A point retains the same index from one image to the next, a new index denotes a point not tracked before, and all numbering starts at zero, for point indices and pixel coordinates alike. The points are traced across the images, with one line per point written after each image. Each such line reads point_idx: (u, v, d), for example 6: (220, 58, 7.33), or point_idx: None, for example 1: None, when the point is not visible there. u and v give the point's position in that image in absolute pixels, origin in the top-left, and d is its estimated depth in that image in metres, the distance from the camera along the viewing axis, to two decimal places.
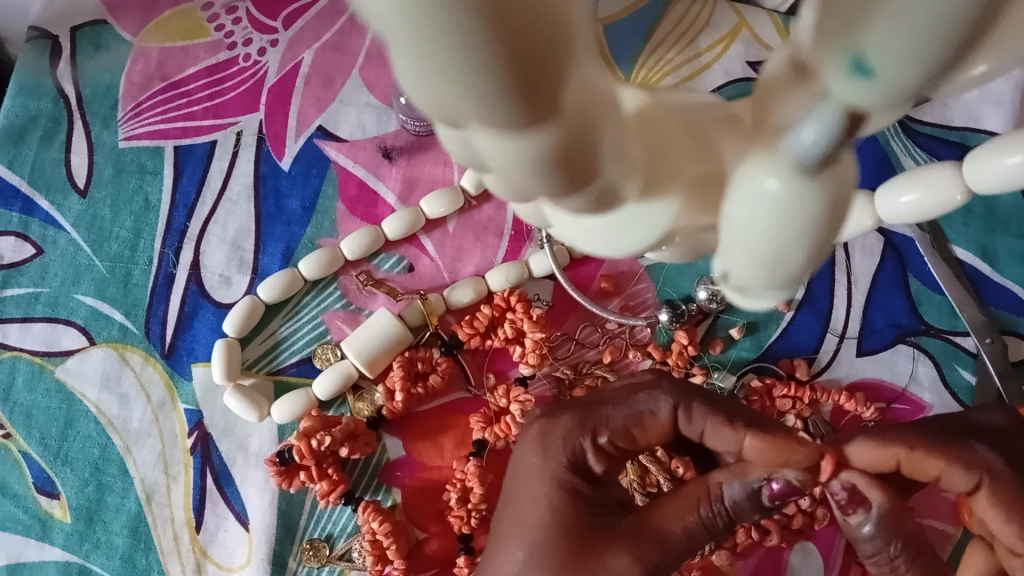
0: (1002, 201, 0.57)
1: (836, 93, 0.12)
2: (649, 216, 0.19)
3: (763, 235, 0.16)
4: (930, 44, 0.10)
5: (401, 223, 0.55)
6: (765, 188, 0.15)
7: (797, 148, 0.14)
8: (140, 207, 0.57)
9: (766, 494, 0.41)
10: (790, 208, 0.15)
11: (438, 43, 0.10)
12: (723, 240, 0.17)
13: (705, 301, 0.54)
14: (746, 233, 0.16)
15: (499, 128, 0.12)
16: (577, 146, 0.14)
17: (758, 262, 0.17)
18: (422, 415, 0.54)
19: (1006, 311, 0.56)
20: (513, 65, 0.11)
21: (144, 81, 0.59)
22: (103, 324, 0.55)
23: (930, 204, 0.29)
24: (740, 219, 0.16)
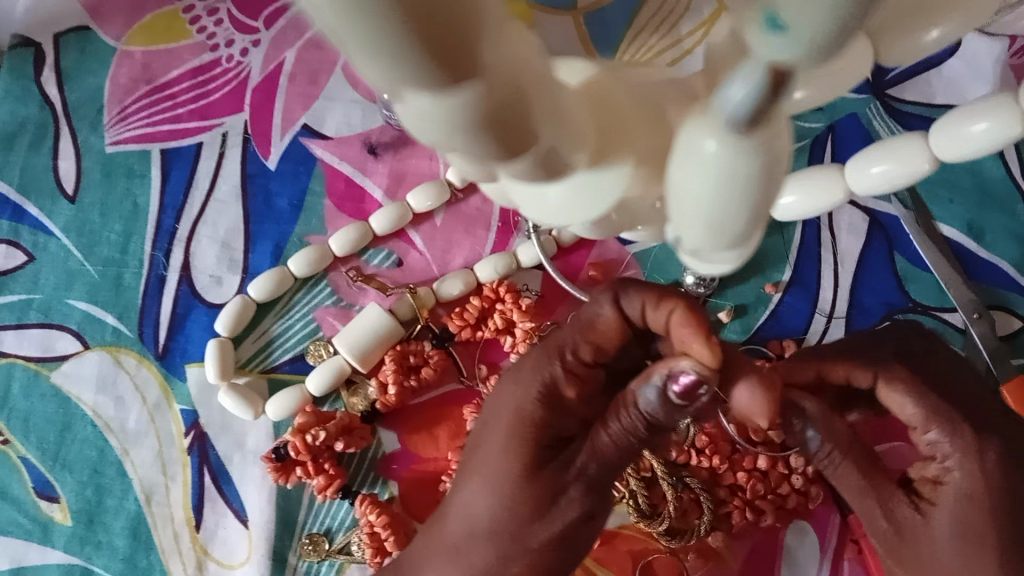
0: (987, 177, 0.58)
1: (760, 53, 0.13)
2: (603, 180, 0.20)
3: (709, 198, 0.17)
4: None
5: (388, 217, 0.55)
6: (705, 149, 0.16)
7: (729, 110, 0.15)
8: (130, 210, 0.57)
9: (672, 393, 0.33)
10: (727, 171, 0.16)
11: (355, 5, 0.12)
12: (672, 205, 0.18)
13: (693, 286, 0.55)
14: (693, 198, 0.17)
15: (419, 85, 0.13)
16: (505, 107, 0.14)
17: (705, 225, 0.17)
18: (415, 408, 0.54)
19: (997, 286, 0.56)
20: (429, 24, 0.12)
21: (129, 84, 0.59)
22: (97, 328, 0.55)
23: (899, 176, 0.31)
24: (686, 185, 0.17)
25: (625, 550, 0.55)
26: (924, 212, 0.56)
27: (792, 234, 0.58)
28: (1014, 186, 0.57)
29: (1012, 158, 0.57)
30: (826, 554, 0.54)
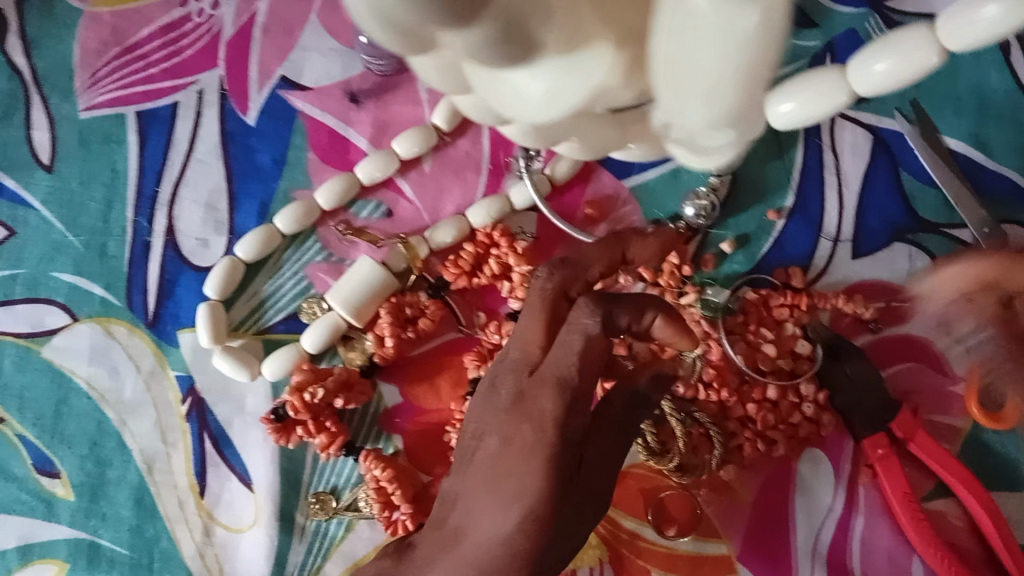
0: (992, 88, 0.55)
1: None
2: (588, 62, 0.23)
3: (701, 59, 0.21)
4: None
5: (374, 167, 0.53)
6: (697, 9, 0.20)
7: None
8: (109, 176, 0.56)
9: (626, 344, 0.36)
10: (724, 20, 0.20)
11: None
12: (675, 74, 0.22)
13: (693, 218, 0.54)
14: (688, 63, 0.21)
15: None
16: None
17: (704, 83, 0.22)
18: (416, 360, 0.53)
19: (1001, 198, 0.54)
20: None
21: (99, 47, 0.57)
22: (85, 299, 0.54)
23: (905, 73, 0.28)
24: (681, 51, 0.21)
25: (637, 488, 0.54)
26: (930, 127, 0.54)
27: (792, 158, 0.56)
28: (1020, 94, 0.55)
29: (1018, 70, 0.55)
30: (840, 479, 0.53)
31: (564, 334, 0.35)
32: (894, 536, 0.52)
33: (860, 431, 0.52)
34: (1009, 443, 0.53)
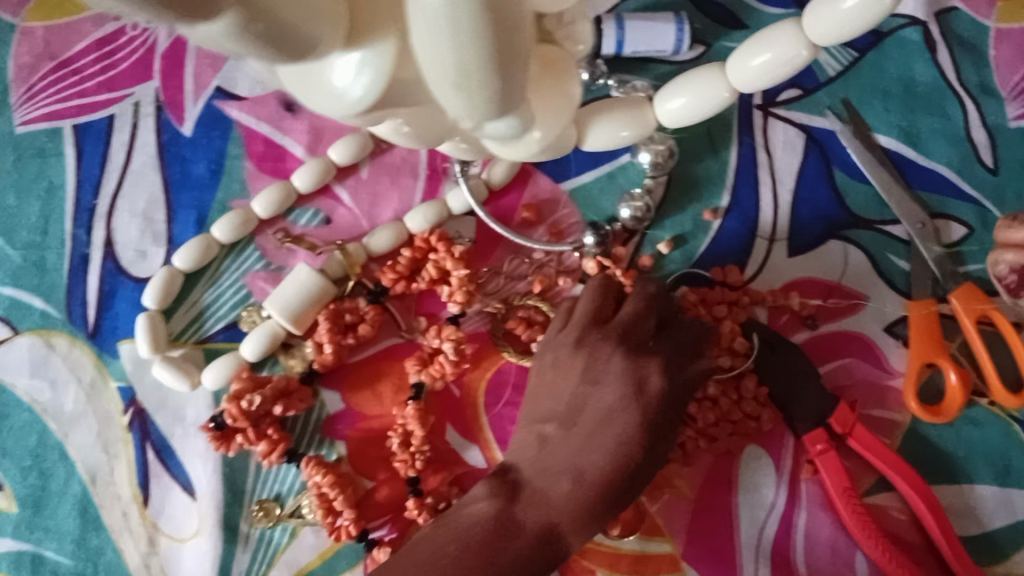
0: (920, 82, 0.57)
1: None
2: (371, 55, 0.22)
3: (448, 51, 0.20)
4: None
5: (310, 174, 0.54)
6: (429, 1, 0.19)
7: None
8: (45, 190, 0.56)
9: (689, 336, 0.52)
10: (454, 7, 0.19)
11: None
12: (422, 70, 0.21)
13: (630, 219, 0.54)
14: (436, 58, 0.20)
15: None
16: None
17: (456, 75, 0.21)
18: (355, 366, 0.53)
19: (932, 193, 0.55)
20: None
21: (34, 62, 0.57)
22: (24, 312, 0.54)
23: (776, 65, 0.34)
24: (427, 46, 0.20)
25: None
26: (861, 125, 0.55)
27: (726, 157, 0.57)
28: (947, 89, 0.56)
29: (943, 65, 0.57)
30: (782, 474, 0.53)
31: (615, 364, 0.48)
32: (834, 529, 0.52)
33: (801, 426, 0.51)
34: (948, 435, 0.52)
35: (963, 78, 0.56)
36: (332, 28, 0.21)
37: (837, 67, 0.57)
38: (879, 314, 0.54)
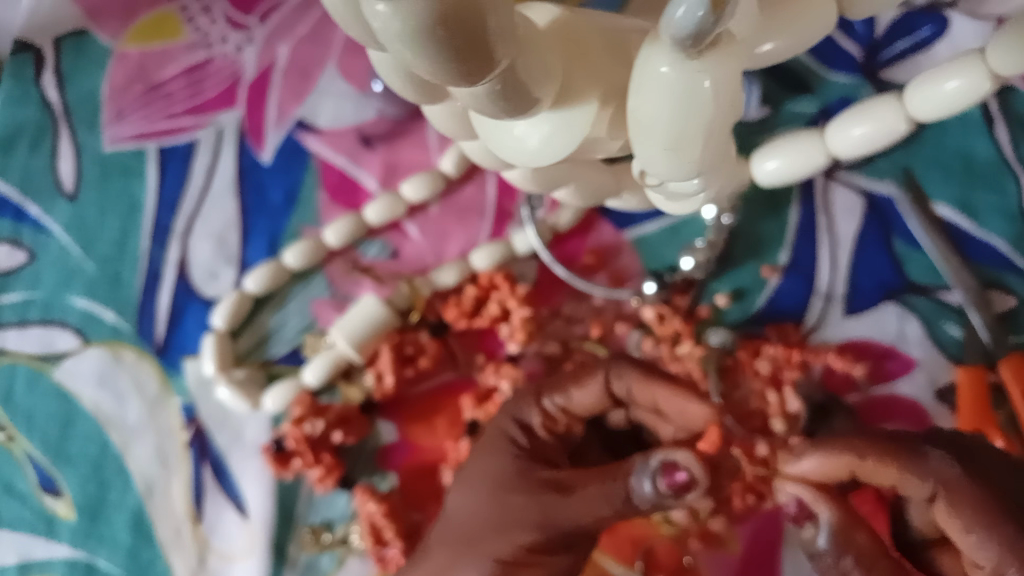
0: (979, 157, 0.57)
1: None
2: (569, 117, 0.29)
3: (660, 115, 0.25)
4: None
5: (382, 209, 0.55)
6: (659, 70, 0.24)
7: (677, 23, 0.22)
8: (126, 208, 0.58)
9: (665, 483, 0.42)
10: (682, 85, 0.25)
11: (425, 42, 0.21)
12: (638, 129, 0.27)
13: (691, 269, 0.55)
14: (647, 117, 0.26)
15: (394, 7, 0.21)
16: (466, 27, 0.21)
17: (668, 135, 0.26)
18: (414, 398, 0.54)
19: (989, 265, 0.56)
20: (452, 32, 0.21)
21: (125, 85, 0.59)
22: (97, 324, 0.56)
23: (874, 137, 0.40)
24: (642, 106, 0.26)
25: (627, 536, 0.54)
26: (919, 196, 0.57)
27: (787, 216, 0.58)
28: (1004, 164, 0.57)
29: (1004, 141, 0.57)
30: None
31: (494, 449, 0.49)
32: None
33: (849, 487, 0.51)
34: None
35: (1021, 155, 0.57)
36: (550, 90, 0.27)
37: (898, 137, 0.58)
38: (930, 381, 0.55)
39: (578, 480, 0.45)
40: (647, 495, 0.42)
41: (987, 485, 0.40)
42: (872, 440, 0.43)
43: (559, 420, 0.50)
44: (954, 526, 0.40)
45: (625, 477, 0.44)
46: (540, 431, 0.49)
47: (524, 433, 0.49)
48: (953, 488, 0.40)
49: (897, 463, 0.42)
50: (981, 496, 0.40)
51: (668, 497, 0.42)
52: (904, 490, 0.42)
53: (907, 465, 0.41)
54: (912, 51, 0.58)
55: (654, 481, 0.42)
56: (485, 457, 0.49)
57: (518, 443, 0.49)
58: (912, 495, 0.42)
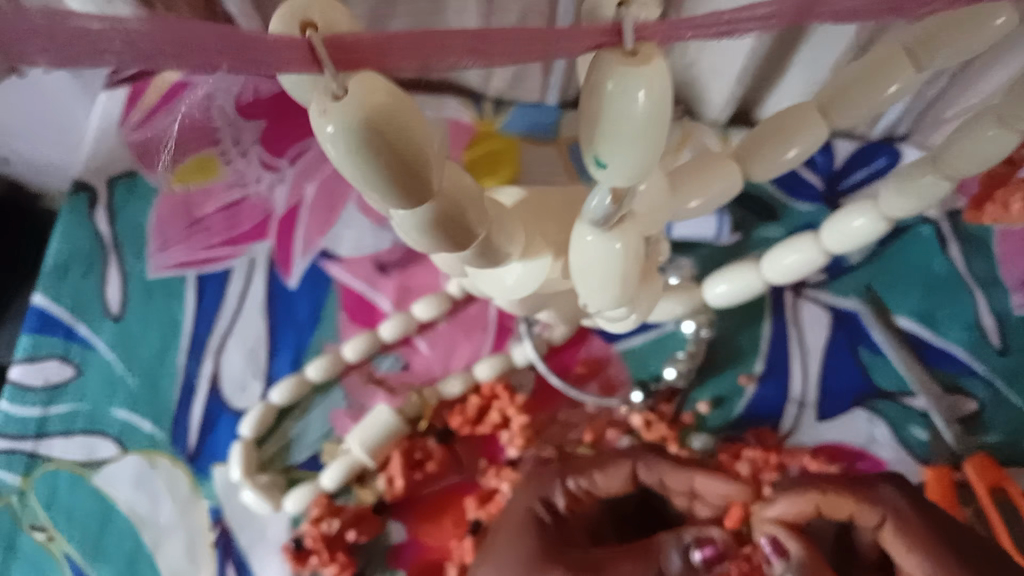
0: (936, 272, 0.64)
1: (603, 180, 0.26)
2: (532, 265, 0.35)
3: (593, 271, 0.31)
4: (634, 148, 0.24)
5: (396, 327, 0.62)
6: (586, 239, 0.30)
7: (595, 208, 0.28)
8: (166, 327, 0.64)
9: (696, 558, 0.51)
10: (604, 250, 0.30)
11: (427, 229, 0.26)
12: (577, 278, 0.32)
13: (675, 380, 0.61)
14: (584, 270, 0.31)
15: (418, 223, 0.25)
16: (461, 213, 0.26)
17: (597, 283, 0.31)
18: (423, 499, 0.59)
19: (951, 371, 0.61)
20: (449, 222, 0.26)
21: (170, 219, 0.67)
22: (136, 433, 0.62)
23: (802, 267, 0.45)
24: (579, 262, 0.31)
25: None
26: (881, 308, 0.64)
27: (761, 329, 0.64)
28: (959, 279, 0.64)
29: (958, 260, 0.64)
30: None
31: (510, 513, 0.54)
32: None
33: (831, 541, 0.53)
34: None
35: (976, 273, 0.63)
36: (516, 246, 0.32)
37: (860, 257, 0.65)
38: None
39: (610, 558, 0.50)
40: (677, 568, 0.50)
41: (931, 519, 0.47)
42: (837, 481, 0.50)
43: (583, 500, 0.55)
44: (907, 557, 0.46)
45: (655, 555, 0.50)
46: (564, 511, 0.54)
47: (548, 511, 0.53)
48: (904, 518, 0.47)
49: (857, 496, 0.49)
50: (928, 528, 0.47)
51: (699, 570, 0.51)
52: (858, 521, 0.49)
53: (866, 498, 0.49)
54: (868, 180, 0.65)
55: (685, 558, 0.51)
56: (506, 543, 0.52)
57: (544, 520, 0.53)
58: (866, 525, 0.49)
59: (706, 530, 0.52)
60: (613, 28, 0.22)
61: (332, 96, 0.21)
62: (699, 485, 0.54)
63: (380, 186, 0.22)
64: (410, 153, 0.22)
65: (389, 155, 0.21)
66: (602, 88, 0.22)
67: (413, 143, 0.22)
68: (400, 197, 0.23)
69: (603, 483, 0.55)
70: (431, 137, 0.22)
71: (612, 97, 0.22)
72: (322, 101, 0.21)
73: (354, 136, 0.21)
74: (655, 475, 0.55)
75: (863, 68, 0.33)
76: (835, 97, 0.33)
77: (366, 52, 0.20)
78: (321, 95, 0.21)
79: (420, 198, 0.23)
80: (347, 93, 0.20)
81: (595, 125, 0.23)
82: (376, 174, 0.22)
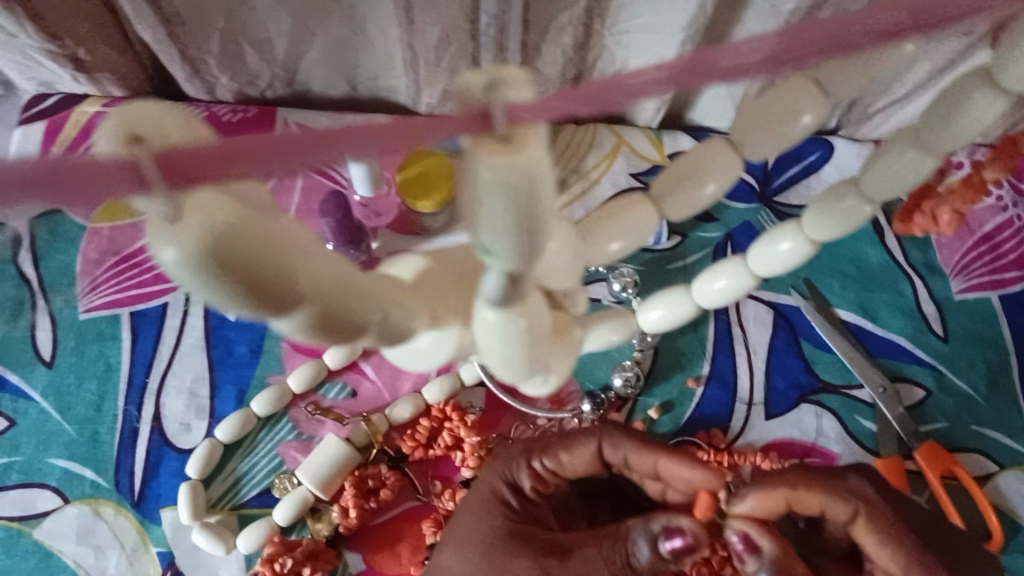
0: (872, 262, 0.65)
1: (495, 266, 0.20)
2: (431, 356, 0.29)
3: (501, 358, 0.25)
4: (511, 233, 0.18)
5: (342, 353, 0.61)
6: (485, 320, 0.23)
7: (488, 291, 0.22)
8: (102, 370, 0.62)
9: (664, 548, 0.48)
10: (505, 332, 0.23)
11: (312, 334, 0.22)
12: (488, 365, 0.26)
13: (621, 387, 0.62)
14: (494, 359, 0.25)
15: (289, 326, 0.22)
16: (350, 315, 0.22)
17: (500, 359, 0.25)
18: (377, 527, 0.58)
19: (891, 359, 0.63)
20: (333, 324, 0.22)
21: (98, 257, 0.65)
22: (76, 482, 0.60)
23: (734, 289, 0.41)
24: (485, 349, 0.25)
25: None
26: (822, 301, 0.64)
27: (705, 331, 0.64)
28: (898, 270, 0.65)
29: (894, 249, 0.66)
30: None
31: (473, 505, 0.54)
32: None
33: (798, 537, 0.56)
34: None
35: (913, 260, 0.65)
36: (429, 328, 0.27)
37: None
38: None
39: (577, 543, 0.51)
40: (645, 555, 0.49)
41: (897, 505, 0.49)
42: (801, 473, 0.51)
43: (548, 479, 0.56)
44: (868, 539, 0.49)
45: (625, 541, 0.50)
46: (530, 492, 0.55)
47: (514, 494, 0.54)
48: (873, 508, 0.49)
49: (824, 488, 0.50)
50: (894, 514, 0.49)
51: (668, 559, 0.49)
52: (829, 513, 0.51)
53: (833, 488, 0.50)
54: (801, 175, 0.66)
55: (653, 544, 0.49)
56: (473, 520, 0.53)
57: (509, 502, 0.54)
58: (837, 517, 0.50)
59: (676, 519, 0.49)
60: (478, 113, 0.17)
61: (165, 218, 0.18)
62: (665, 470, 0.53)
63: (237, 300, 0.19)
64: (266, 261, 0.19)
65: (223, 266, 0.18)
66: (474, 176, 0.17)
67: (266, 251, 0.19)
68: (263, 310, 0.20)
69: (568, 463, 0.55)
70: (288, 238, 0.20)
71: (484, 188, 0.17)
72: (153, 227, 0.18)
73: (197, 259, 0.18)
74: (622, 453, 0.54)
75: (772, 99, 0.30)
76: (745, 129, 0.31)
77: (204, 165, 0.17)
78: (152, 219, 0.18)
79: (287, 306, 0.20)
80: (182, 214, 0.18)
81: (467, 203, 0.18)
82: (230, 290, 0.19)
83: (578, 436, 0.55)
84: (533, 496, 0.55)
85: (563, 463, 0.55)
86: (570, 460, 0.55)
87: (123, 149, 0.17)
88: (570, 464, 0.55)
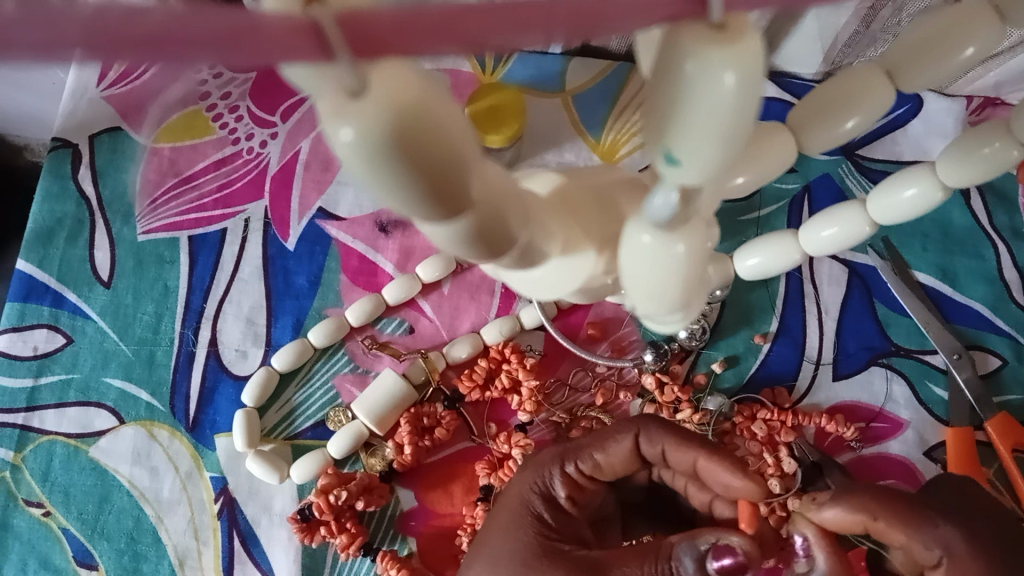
0: (955, 225, 0.62)
1: (671, 177, 0.21)
2: (573, 265, 0.31)
3: (648, 273, 0.27)
4: (718, 143, 0.19)
5: (401, 289, 0.60)
6: (642, 240, 0.26)
7: (654, 211, 0.25)
8: (160, 293, 0.62)
9: (711, 566, 0.44)
10: (660, 252, 0.26)
11: (463, 241, 0.23)
12: (630, 286, 0.28)
13: (687, 339, 0.60)
14: (636, 274, 0.27)
15: (449, 232, 0.22)
16: (499, 221, 0.23)
17: (652, 289, 0.27)
18: (431, 466, 0.58)
19: (970, 326, 0.60)
20: (485, 231, 0.23)
21: (158, 178, 0.64)
22: (132, 403, 0.59)
23: (845, 238, 0.41)
24: (632, 263, 0.27)
25: None
26: (901, 263, 0.61)
27: (775, 288, 0.62)
28: (981, 232, 0.62)
29: (980, 211, 0.62)
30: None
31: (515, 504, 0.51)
32: None
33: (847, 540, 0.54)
34: None
35: (997, 223, 0.62)
36: (554, 245, 0.29)
37: None
38: (919, 439, 0.58)
39: (616, 562, 0.47)
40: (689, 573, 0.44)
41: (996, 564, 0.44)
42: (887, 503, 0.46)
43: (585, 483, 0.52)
44: None
45: (668, 558, 0.46)
46: (565, 502, 0.51)
47: (545, 505, 0.51)
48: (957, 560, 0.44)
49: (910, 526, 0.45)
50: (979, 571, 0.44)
51: None
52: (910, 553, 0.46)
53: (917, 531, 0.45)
54: (887, 129, 0.63)
55: (699, 562, 0.44)
56: (501, 537, 0.50)
57: (542, 516, 0.50)
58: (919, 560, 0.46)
59: (723, 535, 0.44)
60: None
61: (347, 92, 0.16)
62: (705, 470, 0.50)
63: (412, 196, 0.18)
64: (442, 149, 0.17)
65: (417, 158, 0.17)
66: (678, 68, 0.17)
67: (446, 139, 0.17)
68: (432, 206, 0.19)
69: (607, 459, 0.52)
70: (465, 132, 0.18)
71: (692, 80, 0.17)
72: (332, 101, 0.16)
73: (376, 142, 0.16)
74: (659, 445, 0.51)
75: (939, 27, 0.29)
76: (903, 57, 0.30)
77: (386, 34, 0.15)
78: (329, 92, 0.16)
79: (457, 204, 0.19)
80: (369, 89, 0.16)
81: (667, 113, 0.18)
82: (405, 181, 0.18)
83: (615, 433, 0.52)
84: (569, 505, 0.51)
85: (600, 460, 0.52)
86: (604, 456, 0.52)
87: (299, 9, 0.15)
88: (608, 465, 0.52)
